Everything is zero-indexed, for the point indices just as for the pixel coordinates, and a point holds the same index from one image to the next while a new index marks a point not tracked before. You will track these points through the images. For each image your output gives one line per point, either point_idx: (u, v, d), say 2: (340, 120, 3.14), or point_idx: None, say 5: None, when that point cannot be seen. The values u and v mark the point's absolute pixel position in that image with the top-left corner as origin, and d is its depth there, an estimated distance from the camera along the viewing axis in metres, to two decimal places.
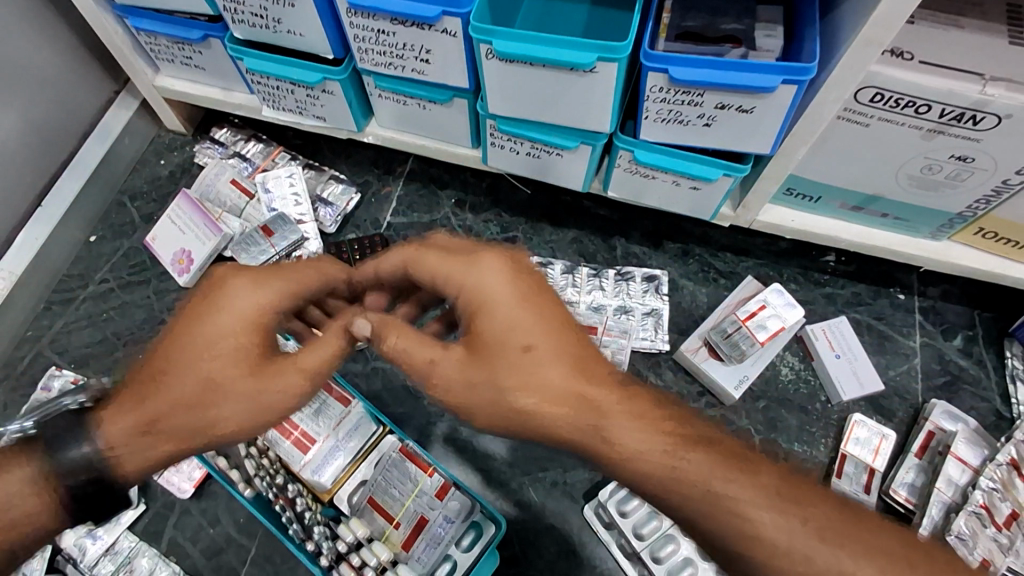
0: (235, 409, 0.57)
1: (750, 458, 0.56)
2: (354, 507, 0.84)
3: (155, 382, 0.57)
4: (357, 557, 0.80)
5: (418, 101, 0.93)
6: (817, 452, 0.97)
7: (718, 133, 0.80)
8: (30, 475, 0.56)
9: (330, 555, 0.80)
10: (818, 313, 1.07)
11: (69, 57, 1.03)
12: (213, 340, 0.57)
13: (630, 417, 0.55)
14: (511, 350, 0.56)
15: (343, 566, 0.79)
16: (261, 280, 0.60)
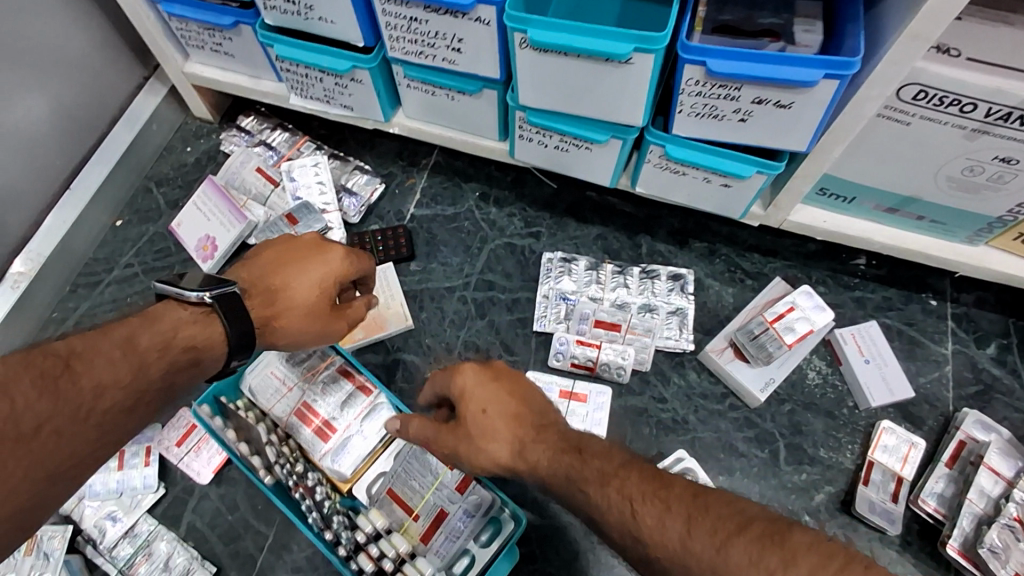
0: (306, 339, 0.76)
1: (703, 501, 0.54)
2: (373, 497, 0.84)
3: (265, 298, 0.74)
4: (376, 548, 0.79)
5: (447, 91, 0.92)
6: (843, 458, 0.95)
7: (754, 129, 0.78)
8: (181, 350, 0.64)
9: (349, 546, 0.78)
10: (847, 317, 1.04)
11: (100, 42, 1.03)
12: (309, 280, 0.75)
13: (586, 477, 0.60)
14: (472, 418, 0.67)
15: (361, 556, 0.78)
16: (354, 256, 0.78)
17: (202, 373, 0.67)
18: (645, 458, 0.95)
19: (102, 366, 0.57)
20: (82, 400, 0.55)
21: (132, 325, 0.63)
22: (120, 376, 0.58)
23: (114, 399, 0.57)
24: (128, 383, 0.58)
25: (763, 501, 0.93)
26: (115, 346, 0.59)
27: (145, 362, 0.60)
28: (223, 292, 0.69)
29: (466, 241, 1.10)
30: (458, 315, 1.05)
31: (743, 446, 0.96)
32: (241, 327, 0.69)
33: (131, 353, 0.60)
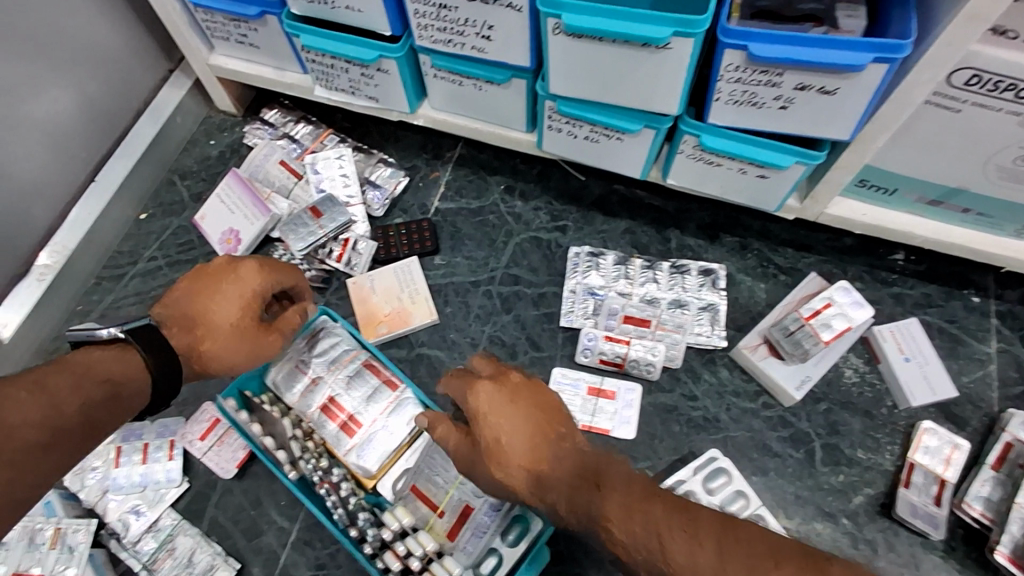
0: (239, 360, 0.73)
1: (736, 533, 0.52)
2: (399, 494, 0.81)
3: (187, 329, 0.72)
4: (402, 546, 0.77)
5: (475, 81, 0.90)
6: (883, 459, 0.92)
7: (794, 117, 0.75)
8: (99, 383, 0.63)
9: (374, 543, 0.78)
10: (885, 314, 1.01)
11: (125, 34, 1.03)
12: (228, 300, 0.72)
13: (610, 504, 0.58)
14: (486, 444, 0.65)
15: (388, 554, 0.77)
16: (268, 270, 0.75)
17: (126, 411, 0.65)
18: (675, 457, 0.93)
19: (13, 405, 0.56)
20: None
21: (40, 369, 0.61)
22: (29, 416, 0.57)
23: (26, 436, 0.56)
24: (42, 420, 0.57)
25: (799, 502, 0.90)
26: (22, 387, 0.58)
27: (59, 402, 0.59)
28: (136, 328, 0.68)
29: (491, 235, 1.08)
30: (484, 310, 1.03)
31: (777, 446, 0.93)
32: (160, 359, 0.68)
33: (39, 394, 0.58)
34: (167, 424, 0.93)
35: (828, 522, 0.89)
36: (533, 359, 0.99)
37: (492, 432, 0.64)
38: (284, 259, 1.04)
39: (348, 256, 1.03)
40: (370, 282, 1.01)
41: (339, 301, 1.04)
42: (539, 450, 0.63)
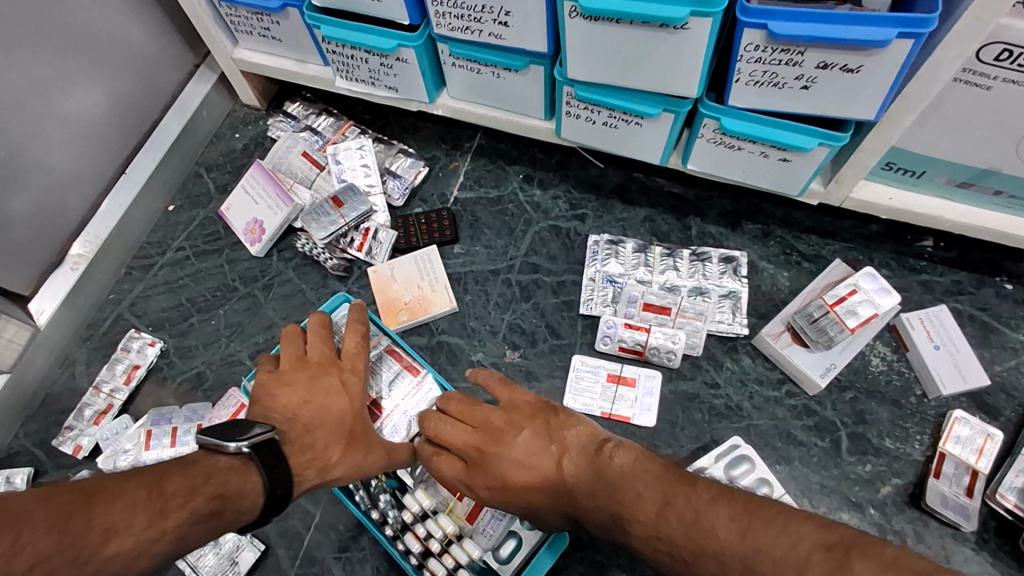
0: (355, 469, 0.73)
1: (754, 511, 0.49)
2: (421, 478, 0.82)
3: (304, 440, 0.68)
4: (423, 528, 0.79)
5: (493, 68, 0.90)
6: (911, 449, 0.90)
7: (817, 97, 0.74)
8: (207, 496, 0.57)
9: (395, 525, 0.79)
10: (913, 301, 0.99)
11: (153, 29, 1.05)
12: (343, 406, 0.74)
13: (623, 508, 0.57)
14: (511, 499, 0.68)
15: (408, 535, 0.78)
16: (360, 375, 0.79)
17: (222, 531, 0.58)
18: (697, 445, 0.92)
19: (121, 506, 0.51)
20: (87, 543, 0.49)
21: (164, 467, 0.57)
22: (136, 521, 0.51)
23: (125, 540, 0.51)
24: (142, 530, 0.52)
25: (824, 491, 0.89)
26: (141, 486, 0.54)
27: (167, 510, 0.54)
28: (262, 440, 0.64)
29: (510, 224, 1.09)
30: (503, 298, 1.03)
31: (801, 435, 0.92)
32: (278, 475, 0.63)
33: (156, 495, 0.54)
34: (195, 409, 0.95)
35: (854, 512, 0.87)
36: (552, 347, 0.99)
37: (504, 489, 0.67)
38: (307, 248, 1.06)
39: (369, 245, 1.04)
40: (390, 271, 1.02)
41: (361, 290, 1.06)
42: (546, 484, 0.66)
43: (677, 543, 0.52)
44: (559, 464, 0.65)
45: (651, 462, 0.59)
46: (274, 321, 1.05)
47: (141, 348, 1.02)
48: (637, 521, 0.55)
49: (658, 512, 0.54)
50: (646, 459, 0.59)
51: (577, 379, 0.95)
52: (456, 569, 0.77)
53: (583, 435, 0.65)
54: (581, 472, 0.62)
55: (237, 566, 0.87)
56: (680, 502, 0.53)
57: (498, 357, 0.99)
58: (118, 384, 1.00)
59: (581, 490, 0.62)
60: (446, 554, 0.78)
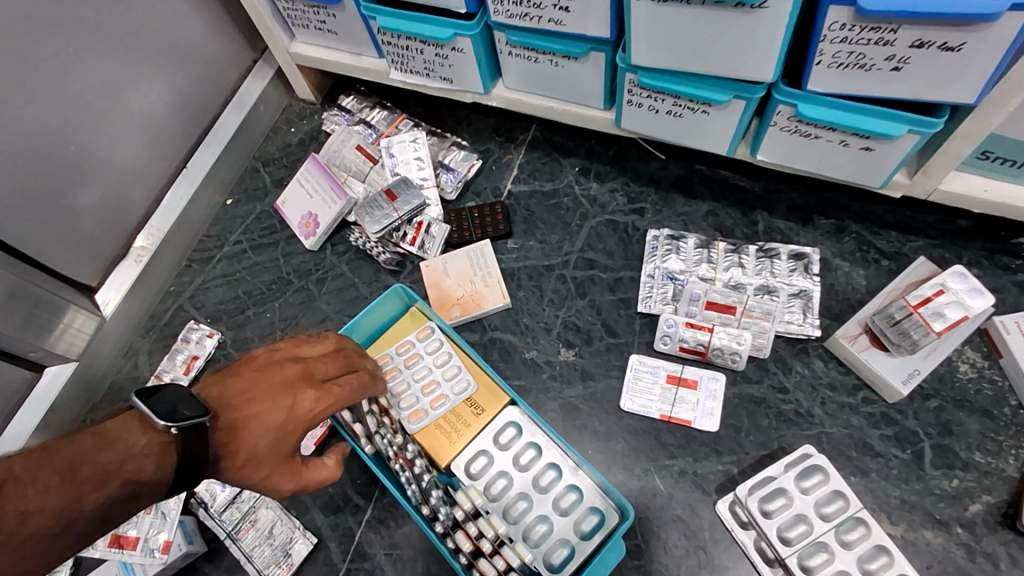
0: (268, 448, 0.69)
1: None
2: (475, 477, 0.82)
3: (233, 426, 0.68)
4: (475, 527, 0.76)
5: (551, 56, 0.87)
6: (1005, 464, 0.82)
7: (909, 78, 0.68)
8: (88, 488, 0.58)
9: (445, 522, 0.77)
10: (1008, 303, 0.90)
11: (212, 25, 1.06)
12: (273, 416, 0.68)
13: None
14: None
15: (458, 534, 0.76)
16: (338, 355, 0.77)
17: (119, 474, 0.60)
18: (763, 452, 0.87)
19: (29, 495, 0.54)
20: (59, 517, 0.56)
21: (78, 448, 0.59)
22: (49, 504, 0.55)
23: (40, 525, 0.55)
24: (58, 512, 0.56)
25: (905, 507, 0.82)
26: (53, 470, 0.56)
27: (83, 494, 0.57)
28: (191, 424, 0.64)
29: (566, 218, 1.05)
30: (558, 295, 1.00)
31: (879, 445, 0.85)
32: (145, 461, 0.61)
33: (68, 481, 0.57)
34: None
35: (939, 531, 0.80)
36: (608, 346, 0.96)
37: None
38: (360, 242, 1.06)
39: (422, 239, 1.03)
40: (443, 265, 1.00)
41: (413, 284, 1.04)
42: None
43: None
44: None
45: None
46: (327, 314, 1.05)
47: (200, 340, 1.04)
48: None
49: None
50: None
51: (634, 380, 0.92)
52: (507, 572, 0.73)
53: None
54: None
55: (291, 558, 0.87)
56: None
57: (552, 355, 0.96)
58: (178, 373, 1.02)
59: None
60: (498, 555, 0.75)
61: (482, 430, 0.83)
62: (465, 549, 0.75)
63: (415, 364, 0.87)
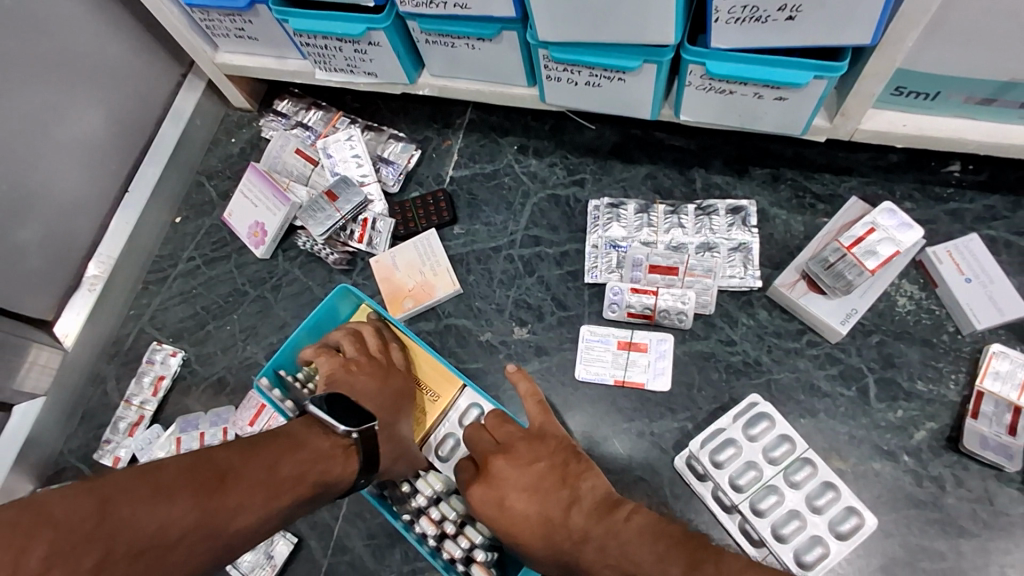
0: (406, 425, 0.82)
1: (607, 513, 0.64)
2: (443, 460, 0.87)
3: (390, 429, 0.79)
4: (437, 512, 0.82)
5: (466, 40, 0.87)
6: (946, 390, 0.85)
7: (806, 25, 0.68)
8: (291, 485, 0.63)
9: (411, 510, 0.83)
10: (941, 233, 0.93)
11: (134, 45, 1.05)
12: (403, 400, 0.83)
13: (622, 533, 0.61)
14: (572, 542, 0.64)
15: (423, 519, 0.81)
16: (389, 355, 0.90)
17: (315, 479, 0.65)
18: (716, 405, 0.89)
19: (246, 488, 0.59)
20: (266, 510, 0.60)
21: (277, 448, 0.65)
22: (258, 501, 0.60)
23: (248, 521, 0.58)
24: (264, 507, 0.60)
25: (854, 442, 0.85)
26: (260, 469, 0.61)
27: (282, 490, 0.62)
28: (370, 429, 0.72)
29: (508, 198, 1.06)
30: (507, 275, 1.02)
31: (825, 385, 0.87)
32: (339, 466, 0.68)
33: (275, 478, 0.62)
34: (220, 413, 1.00)
35: (887, 461, 0.83)
36: (560, 319, 0.97)
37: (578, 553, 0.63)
38: (308, 245, 1.07)
39: (369, 236, 1.04)
40: (392, 259, 1.01)
41: (366, 281, 1.06)
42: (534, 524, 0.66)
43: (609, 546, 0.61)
44: (567, 512, 0.65)
45: (669, 527, 0.61)
46: (286, 320, 1.07)
47: (164, 359, 1.05)
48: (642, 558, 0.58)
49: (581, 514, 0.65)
50: (663, 524, 0.61)
51: (587, 350, 0.94)
52: (471, 551, 0.79)
53: (597, 489, 0.67)
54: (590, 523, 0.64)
55: (274, 560, 0.90)
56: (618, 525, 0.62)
57: (507, 335, 0.98)
58: (146, 395, 1.04)
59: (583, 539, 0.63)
60: (461, 535, 0.80)
61: (447, 412, 0.88)
62: (431, 532, 0.81)
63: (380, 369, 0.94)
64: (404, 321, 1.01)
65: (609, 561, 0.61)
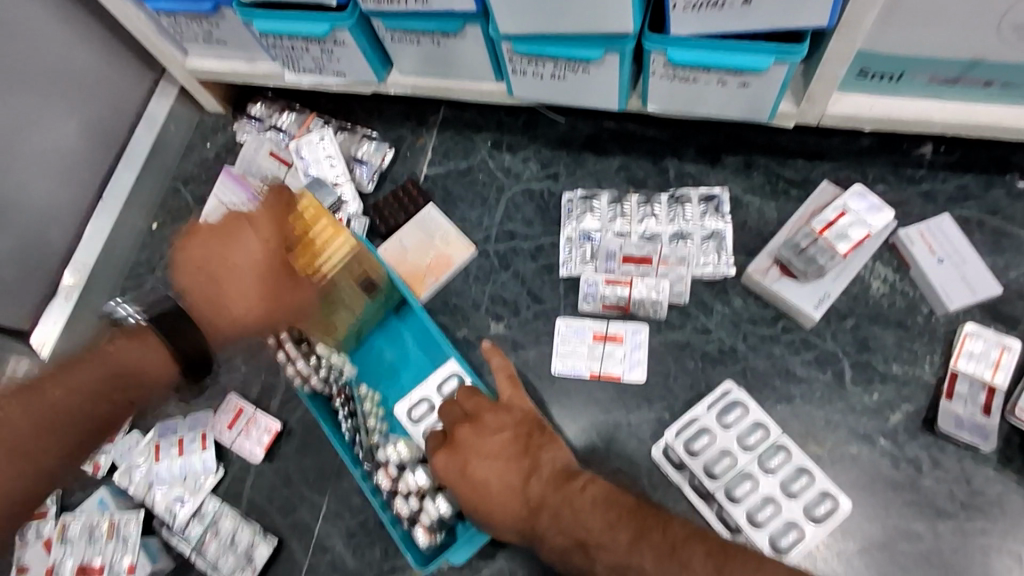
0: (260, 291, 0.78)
1: (565, 485, 0.67)
2: (415, 423, 0.91)
3: (218, 280, 0.77)
4: (396, 469, 0.89)
5: (430, 36, 0.87)
6: (921, 371, 0.85)
7: (763, 8, 0.68)
8: (113, 402, 0.76)
9: (373, 460, 0.90)
10: (914, 215, 0.92)
11: (102, 51, 1.05)
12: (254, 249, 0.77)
13: (580, 505, 0.66)
14: (533, 508, 0.68)
15: (381, 473, 0.88)
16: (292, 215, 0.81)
17: (128, 403, 0.77)
18: (692, 394, 0.89)
19: (66, 380, 0.74)
20: (75, 416, 0.74)
21: (78, 363, 0.75)
22: (73, 403, 0.74)
23: (65, 437, 0.74)
24: (77, 411, 0.74)
25: (830, 426, 0.85)
26: (76, 393, 0.74)
27: (55, 401, 0.73)
28: (158, 317, 0.77)
29: (483, 193, 1.06)
30: (482, 270, 1.01)
31: (801, 370, 0.87)
32: (149, 361, 0.77)
33: (73, 393, 0.74)
34: (198, 417, 0.98)
35: (864, 444, 0.83)
36: (536, 313, 0.97)
37: (540, 519, 0.67)
38: None
39: None
40: (400, 242, 1.01)
41: None
42: (497, 487, 0.69)
43: (564, 518, 0.66)
44: (528, 481, 0.68)
45: (620, 498, 0.66)
46: None
47: None
48: (604, 547, 0.63)
49: (541, 487, 0.68)
50: (616, 494, 0.66)
51: (562, 343, 0.93)
52: (420, 513, 0.86)
53: (557, 461, 0.70)
54: (550, 494, 0.67)
55: (253, 562, 0.90)
56: (575, 497, 0.66)
57: (483, 330, 0.98)
58: None
59: (546, 509, 0.67)
60: (413, 495, 0.87)
61: (427, 381, 0.92)
62: (385, 485, 0.88)
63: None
64: (428, 300, 1.01)
65: (563, 529, 0.65)
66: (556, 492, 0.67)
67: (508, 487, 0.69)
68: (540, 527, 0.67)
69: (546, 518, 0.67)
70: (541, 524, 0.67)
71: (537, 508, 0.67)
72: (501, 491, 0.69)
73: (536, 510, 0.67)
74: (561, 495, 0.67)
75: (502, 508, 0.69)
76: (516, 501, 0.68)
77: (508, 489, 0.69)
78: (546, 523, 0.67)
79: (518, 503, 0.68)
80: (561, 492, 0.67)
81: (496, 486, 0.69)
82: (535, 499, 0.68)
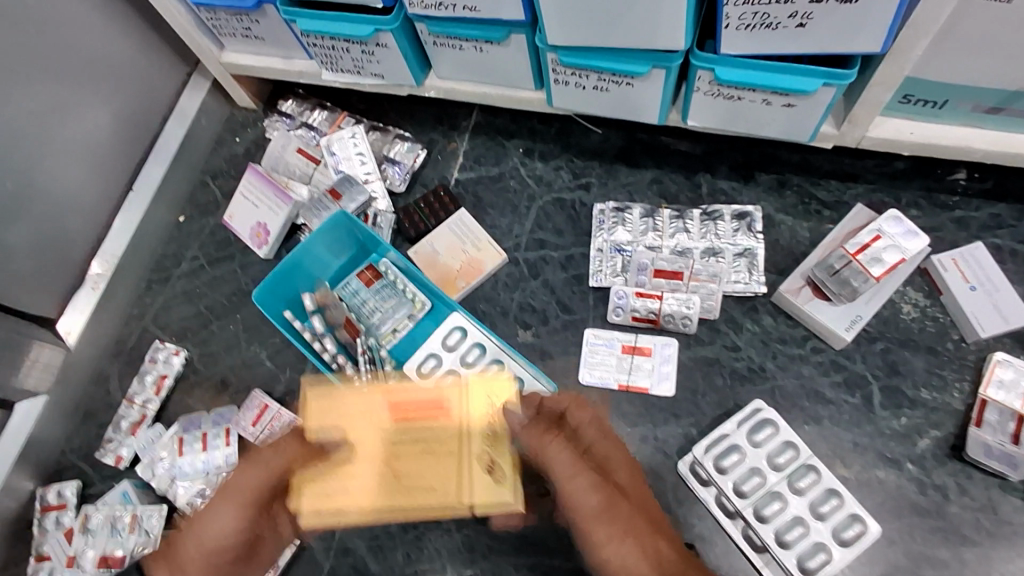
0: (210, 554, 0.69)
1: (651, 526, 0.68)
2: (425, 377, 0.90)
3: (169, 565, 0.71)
4: None
5: (474, 42, 0.87)
6: (950, 398, 0.85)
7: (816, 32, 0.68)
8: None
9: None
10: (947, 241, 0.93)
11: (138, 42, 1.04)
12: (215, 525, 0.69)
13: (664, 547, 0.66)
14: (613, 529, 0.67)
15: None
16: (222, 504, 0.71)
17: None
18: (720, 411, 0.89)
19: None
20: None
21: None
22: None
23: None
24: None
25: (857, 449, 0.85)
26: None
27: None
28: None
29: (514, 201, 1.06)
30: (511, 277, 1.01)
31: (829, 392, 0.88)
32: None
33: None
34: (223, 413, 0.98)
35: (890, 468, 0.84)
36: (564, 323, 0.97)
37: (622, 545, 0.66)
38: None
39: None
40: (431, 246, 1.01)
41: None
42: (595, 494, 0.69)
43: (643, 542, 0.66)
44: (624, 505, 0.69)
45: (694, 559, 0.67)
46: None
47: (167, 358, 1.05)
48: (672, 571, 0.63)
49: (619, 502, 0.69)
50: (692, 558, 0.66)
51: (591, 354, 0.94)
52: None
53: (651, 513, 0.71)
54: (641, 526, 0.67)
55: (275, 560, 0.90)
56: (655, 537, 0.67)
57: (511, 338, 0.98)
58: (149, 395, 1.03)
59: (624, 530, 0.66)
60: None
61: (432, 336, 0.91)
62: None
63: (340, 288, 0.95)
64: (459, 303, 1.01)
65: (639, 556, 0.65)
66: (635, 518, 0.68)
67: (601, 498, 0.69)
68: (616, 546, 0.66)
69: (626, 535, 0.66)
70: (618, 543, 0.66)
71: (617, 527, 0.67)
72: (596, 501, 0.68)
73: (620, 533, 0.66)
74: (640, 527, 0.67)
75: (593, 519, 0.68)
76: (602, 513, 0.68)
77: (600, 501, 0.69)
78: (622, 553, 0.65)
79: (604, 520, 0.67)
80: (643, 524, 0.68)
81: (595, 490, 0.69)
82: (625, 526, 0.67)
